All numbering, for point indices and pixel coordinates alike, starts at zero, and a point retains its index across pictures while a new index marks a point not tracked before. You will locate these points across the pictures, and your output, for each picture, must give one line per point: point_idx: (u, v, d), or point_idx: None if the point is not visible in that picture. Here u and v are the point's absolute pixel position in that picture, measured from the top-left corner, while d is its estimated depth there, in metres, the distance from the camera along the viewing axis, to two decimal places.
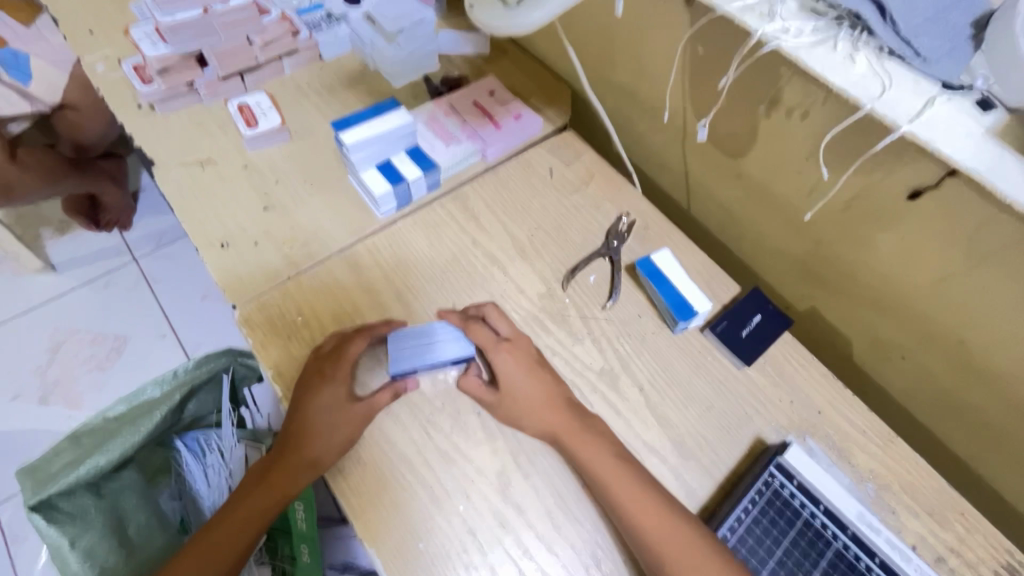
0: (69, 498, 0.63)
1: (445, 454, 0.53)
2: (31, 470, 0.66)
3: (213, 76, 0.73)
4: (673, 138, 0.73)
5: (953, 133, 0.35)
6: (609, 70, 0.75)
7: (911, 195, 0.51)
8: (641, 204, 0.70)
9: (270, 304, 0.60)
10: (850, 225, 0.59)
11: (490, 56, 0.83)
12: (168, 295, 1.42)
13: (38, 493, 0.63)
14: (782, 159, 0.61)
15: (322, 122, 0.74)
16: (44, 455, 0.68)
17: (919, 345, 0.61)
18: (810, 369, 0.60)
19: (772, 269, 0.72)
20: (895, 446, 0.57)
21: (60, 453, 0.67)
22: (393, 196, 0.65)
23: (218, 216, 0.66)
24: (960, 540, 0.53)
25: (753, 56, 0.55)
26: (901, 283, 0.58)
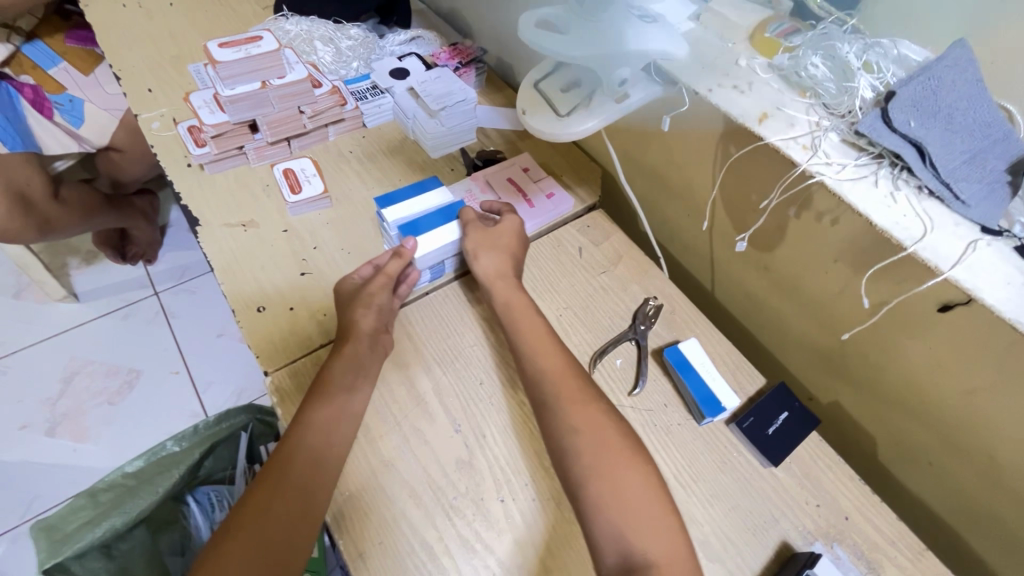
0: (80, 561, 0.62)
1: (468, 543, 0.52)
2: (45, 530, 0.65)
3: (262, 141, 0.76)
4: (701, 225, 0.75)
5: (994, 281, 0.36)
6: (641, 156, 0.78)
7: (942, 308, 0.52)
8: (667, 288, 0.71)
9: (301, 371, 0.61)
10: (879, 330, 0.60)
11: (524, 132, 0.87)
12: (185, 332, 1.43)
13: (52, 556, 0.62)
14: (812, 258, 0.63)
15: (362, 190, 0.77)
16: (59, 514, 0.67)
17: (948, 454, 0.60)
18: (838, 472, 0.59)
19: (796, 359, 0.73)
20: (926, 560, 0.55)
21: (76, 512, 0.67)
22: (427, 270, 0.67)
23: (256, 278, 0.68)
24: None
25: (794, 185, 0.58)
26: (929, 390, 0.58)
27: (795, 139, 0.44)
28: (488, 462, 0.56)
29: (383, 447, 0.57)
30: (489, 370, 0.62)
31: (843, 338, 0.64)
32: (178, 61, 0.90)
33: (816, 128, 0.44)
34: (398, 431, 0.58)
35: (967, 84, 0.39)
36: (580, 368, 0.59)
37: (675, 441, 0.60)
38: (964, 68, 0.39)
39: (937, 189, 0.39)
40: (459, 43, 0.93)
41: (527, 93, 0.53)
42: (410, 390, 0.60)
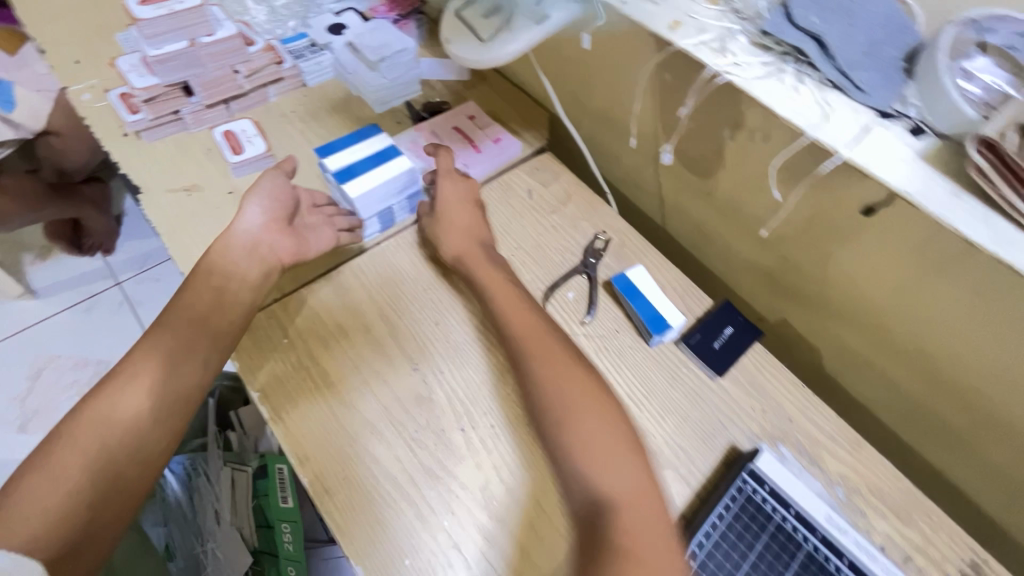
0: None
1: (429, 470, 0.54)
2: None
3: (199, 104, 0.75)
4: (645, 160, 0.76)
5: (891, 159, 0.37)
6: (585, 96, 0.78)
7: (866, 211, 0.54)
8: (616, 223, 0.73)
9: (257, 327, 0.61)
10: (813, 240, 0.62)
11: (469, 82, 0.86)
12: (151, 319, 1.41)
13: None
14: (748, 177, 0.64)
15: (306, 148, 0.76)
16: None
17: (883, 354, 0.63)
18: (781, 378, 0.62)
19: (744, 282, 0.75)
20: (863, 451, 0.59)
21: None
22: (376, 220, 0.66)
23: (205, 241, 0.67)
24: (925, 539, 0.55)
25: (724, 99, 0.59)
26: (863, 295, 0.61)
27: (704, 43, 0.44)
28: (446, 396, 0.58)
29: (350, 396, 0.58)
30: (444, 310, 0.63)
31: (763, 234, 0.68)
32: (105, 31, 0.86)
33: (727, 33, 0.45)
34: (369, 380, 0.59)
35: None
36: (530, 300, 0.60)
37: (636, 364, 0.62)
38: None
39: (837, 79, 0.40)
40: None
41: (450, 23, 0.52)
42: (370, 338, 0.61)
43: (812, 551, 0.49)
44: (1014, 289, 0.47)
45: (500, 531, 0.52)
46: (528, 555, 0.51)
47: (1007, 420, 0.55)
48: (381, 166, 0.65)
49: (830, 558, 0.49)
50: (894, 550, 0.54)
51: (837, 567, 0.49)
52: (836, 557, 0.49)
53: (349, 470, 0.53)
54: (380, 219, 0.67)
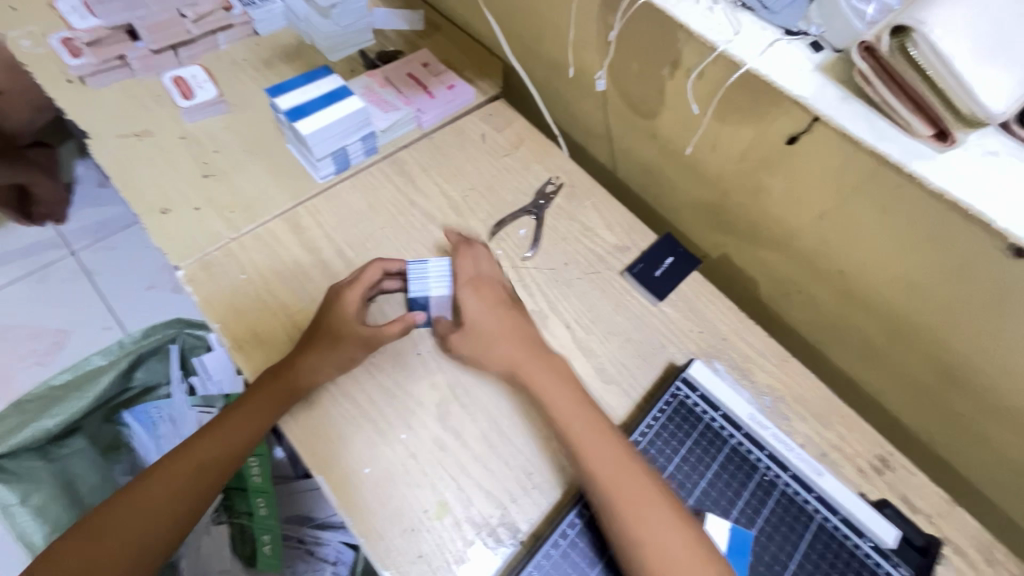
0: (15, 460, 0.71)
1: (388, 390, 0.57)
2: None
3: (145, 50, 0.74)
4: (595, 105, 0.79)
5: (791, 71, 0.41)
6: (536, 43, 0.80)
7: (789, 140, 0.59)
8: (567, 165, 0.76)
9: (215, 265, 0.63)
10: (747, 173, 0.67)
11: (423, 32, 0.87)
12: (111, 288, 1.39)
13: None
14: (689, 115, 0.68)
15: (258, 94, 0.76)
16: None
17: (809, 278, 0.69)
18: (718, 302, 0.67)
19: (687, 220, 0.80)
20: (789, 363, 0.65)
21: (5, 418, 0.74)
22: (331, 161, 0.68)
23: (158, 184, 0.67)
24: (840, 437, 0.61)
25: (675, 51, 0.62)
26: (789, 222, 0.66)
27: None
28: None
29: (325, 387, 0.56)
30: (401, 248, 0.67)
31: (688, 152, 0.71)
32: None
33: None
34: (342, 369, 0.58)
35: None
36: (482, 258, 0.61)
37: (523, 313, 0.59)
38: None
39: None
40: None
41: None
42: (328, 273, 0.64)
43: (737, 445, 0.56)
44: (911, 200, 0.53)
45: (473, 454, 0.55)
46: (499, 476, 0.54)
47: (913, 326, 0.62)
48: (335, 105, 0.66)
49: (751, 450, 0.55)
50: (813, 447, 0.60)
51: (758, 457, 0.55)
52: (756, 449, 0.55)
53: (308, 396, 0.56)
54: (335, 159, 0.68)
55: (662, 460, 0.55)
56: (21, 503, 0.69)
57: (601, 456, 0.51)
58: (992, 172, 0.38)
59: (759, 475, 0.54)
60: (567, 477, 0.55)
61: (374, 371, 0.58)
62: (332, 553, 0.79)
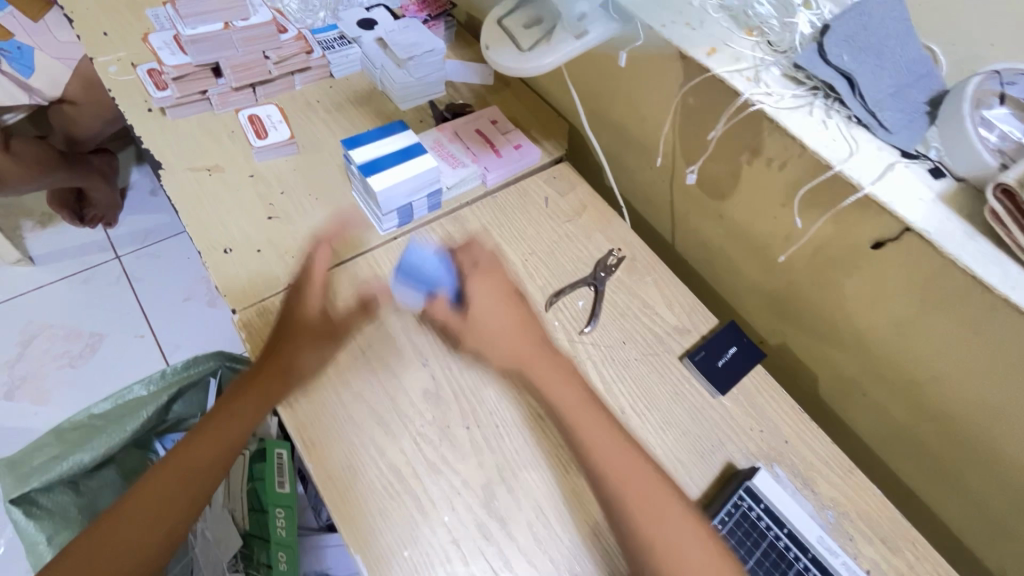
0: (47, 495, 0.68)
1: (434, 466, 0.54)
2: (10, 465, 0.70)
3: (226, 87, 0.75)
4: (661, 178, 0.78)
5: (911, 198, 0.42)
6: (606, 111, 0.79)
7: (876, 244, 0.56)
8: (628, 237, 0.74)
9: (270, 311, 0.62)
10: (821, 270, 0.64)
11: (492, 86, 0.88)
12: (149, 297, 1.40)
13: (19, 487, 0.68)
14: (763, 204, 0.66)
15: (328, 138, 0.77)
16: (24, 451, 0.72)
17: (877, 384, 0.65)
18: (780, 401, 0.64)
19: (747, 304, 0.77)
20: (854, 476, 0.60)
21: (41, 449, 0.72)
22: (396, 215, 0.68)
23: (223, 222, 0.67)
24: (909, 567, 0.56)
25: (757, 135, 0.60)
26: (863, 326, 0.63)
27: (740, 69, 0.47)
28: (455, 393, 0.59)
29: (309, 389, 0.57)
30: None
31: (781, 260, 0.68)
32: (132, 2, 0.86)
33: (762, 62, 0.47)
34: (331, 393, 0.57)
35: (895, 22, 0.43)
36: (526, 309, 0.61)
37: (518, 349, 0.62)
38: (894, 8, 0.44)
39: (863, 116, 0.43)
40: None
41: (490, 28, 0.52)
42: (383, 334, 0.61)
43: (802, 569, 0.53)
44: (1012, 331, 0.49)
45: (517, 547, 0.52)
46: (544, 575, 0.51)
47: (990, 453, 0.57)
48: (416, 162, 0.67)
49: None
50: None
51: None
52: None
53: (348, 464, 0.54)
54: (400, 212, 0.68)
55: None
56: (48, 542, 0.65)
57: (677, 554, 0.47)
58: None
59: None
60: None
61: (420, 442, 0.56)
62: None
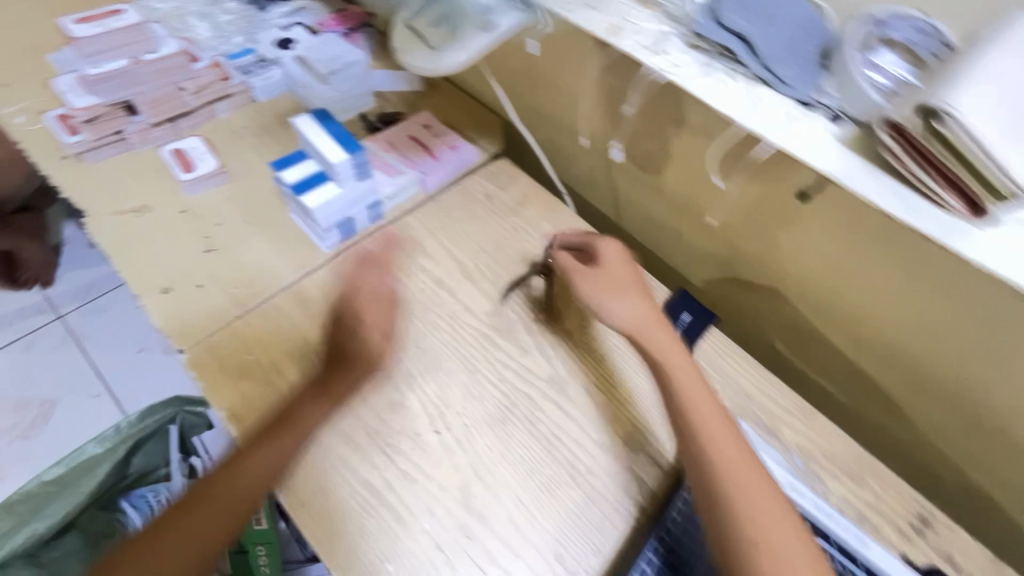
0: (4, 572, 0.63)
1: (408, 475, 0.54)
2: None
3: (144, 123, 0.73)
4: (598, 160, 0.79)
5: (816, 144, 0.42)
6: (535, 101, 0.80)
7: (800, 195, 0.58)
8: (575, 223, 0.75)
9: (251, 394, 0.57)
10: (758, 229, 0.66)
11: (422, 92, 0.87)
12: (100, 354, 1.34)
13: None
14: (697, 173, 0.67)
15: (259, 162, 0.75)
16: None
17: (826, 330, 0.68)
18: (739, 360, 0.66)
19: (698, 270, 0.79)
20: (816, 420, 0.63)
21: None
22: (337, 230, 0.66)
23: (159, 262, 0.65)
24: (877, 498, 0.59)
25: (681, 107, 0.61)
26: (806, 276, 0.65)
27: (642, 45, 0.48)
28: (420, 400, 0.58)
29: (263, 413, 0.56)
30: (413, 318, 0.64)
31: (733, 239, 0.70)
32: (32, 48, 0.82)
33: (662, 34, 0.49)
34: (334, 474, 0.54)
35: None
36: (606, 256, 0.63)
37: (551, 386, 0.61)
38: None
39: (764, 75, 0.45)
40: (345, 8, 0.91)
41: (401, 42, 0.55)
42: (343, 354, 0.61)
43: None
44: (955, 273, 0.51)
45: (506, 538, 0.52)
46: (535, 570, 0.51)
47: (942, 380, 0.60)
48: (345, 145, 0.62)
49: None
50: (850, 509, 0.58)
51: None
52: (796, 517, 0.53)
53: (317, 485, 0.53)
54: (343, 228, 0.67)
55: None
56: None
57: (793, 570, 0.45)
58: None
59: None
60: (602, 560, 0.52)
61: (391, 453, 0.55)
62: None
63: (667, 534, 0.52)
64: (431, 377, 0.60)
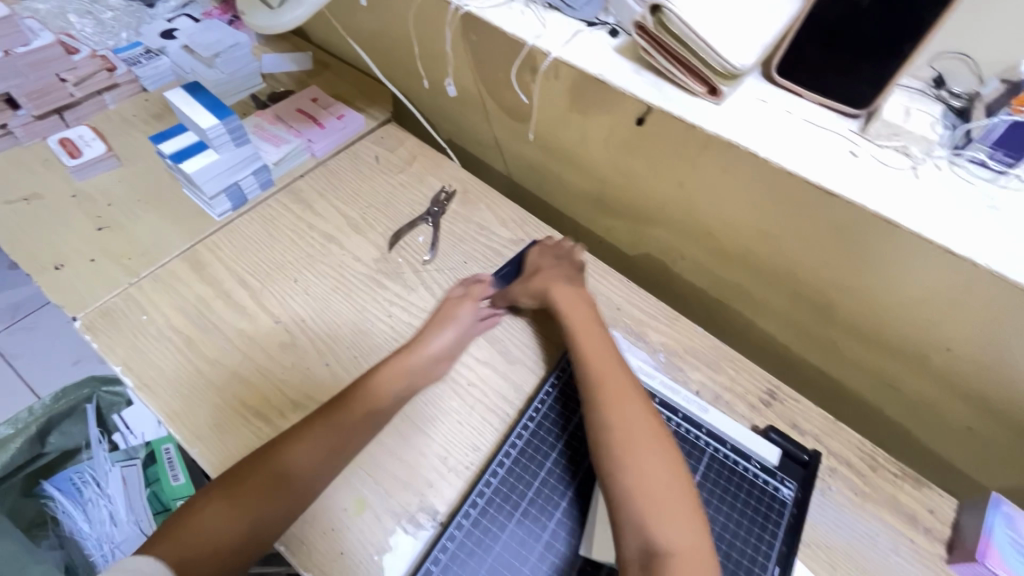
0: None
1: (299, 403, 0.59)
2: None
3: (28, 117, 0.75)
4: (477, 115, 0.84)
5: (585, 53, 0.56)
6: (413, 67, 0.85)
7: (638, 121, 0.64)
8: (458, 174, 0.80)
9: (147, 350, 0.61)
10: (614, 159, 0.73)
11: (312, 71, 0.91)
12: (33, 369, 1.33)
13: None
14: (555, 114, 0.73)
15: (147, 144, 0.78)
16: None
17: (687, 243, 0.75)
18: (609, 278, 0.73)
19: (580, 208, 0.85)
20: (678, 322, 0.70)
21: None
22: (225, 197, 0.71)
23: (51, 242, 0.68)
24: (731, 379, 0.66)
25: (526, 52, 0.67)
26: (659, 197, 0.72)
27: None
28: (311, 340, 0.63)
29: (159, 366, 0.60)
30: (304, 270, 0.69)
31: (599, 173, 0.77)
32: None
33: None
34: (229, 410, 0.58)
35: None
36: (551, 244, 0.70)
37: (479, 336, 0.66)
38: None
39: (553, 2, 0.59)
40: None
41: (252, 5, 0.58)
42: (236, 308, 0.65)
43: None
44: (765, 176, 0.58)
45: (394, 446, 0.58)
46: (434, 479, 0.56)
47: (789, 278, 0.67)
48: (216, 112, 0.66)
49: None
50: (707, 392, 0.65)
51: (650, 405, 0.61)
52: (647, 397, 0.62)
53: (212, 421, 0.57)
54: (231, 192, 0.71)
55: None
56: None
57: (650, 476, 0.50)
58: (960, 210, 0.46)
59: None
60: (480, 454, 0.58)
61: (283, 387, 0.60)
62: None
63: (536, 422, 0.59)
64: (321, 319, 0.65)
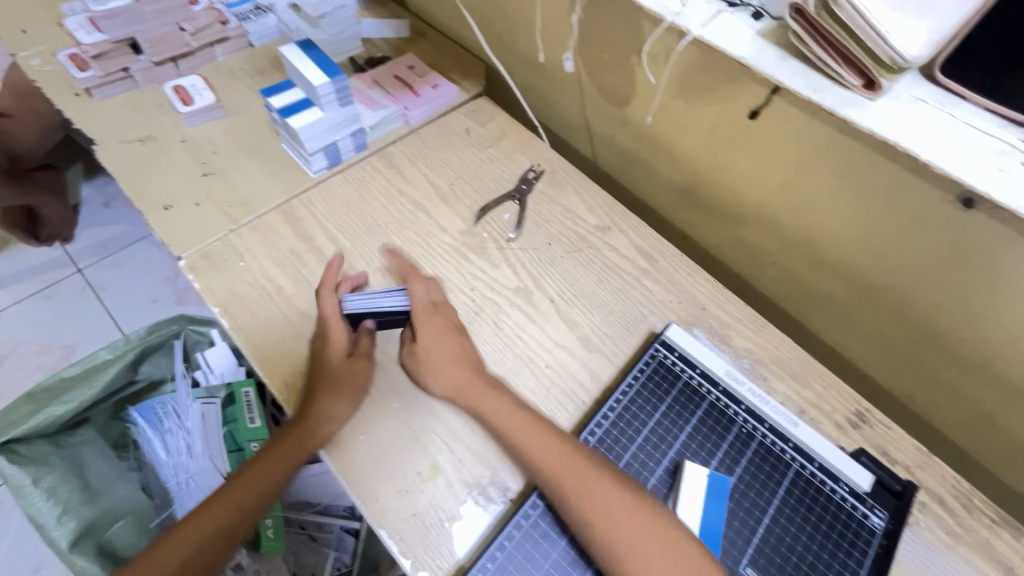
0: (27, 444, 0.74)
1: (381, 364, 0.60)
2: None
3: (147, 62, 0.80)
4: (571, 96, 0.82)
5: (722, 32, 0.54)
6: (512, 42, 0.83)
7: (751, 114, 0.61)
8: (548, 154, 0.79)
9: (242, 296, 0.63)
10: (715, 153, 0.69)
11: (409, 38, 0.92)
12: (116, 303, 1.42)
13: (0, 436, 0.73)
14: (659, 102, 0.71)
15: (251, 98, 0.80)
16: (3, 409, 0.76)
17: (782, 249, 0.71)
18: (697, 276, 0.70)
19: (667, 201, 0.82)
20: (766, 330, 0.67)
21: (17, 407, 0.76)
22: (323, 155, 0.72)
23: (160, 184, 0.71)
24: (818, 396, 0.63)
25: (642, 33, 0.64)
26: (758, 198, 0.69)
27: None
28: None
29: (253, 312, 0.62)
30: (392, 234, 0.70)
31: (694, 167, 0.73)
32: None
33: None
34: None
35: None
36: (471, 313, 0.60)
37: (559, 320, 0.66)
38: None
39: None
40: None
41: None
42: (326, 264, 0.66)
43: (714, 400, 0.61)
44: (890, 187, 0.55)
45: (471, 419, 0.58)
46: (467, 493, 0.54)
47: (896, 298, 0.63)
48: (328, 70, 0.67)
49: (728, 404, 0.60)
50: (791, 406, 0.62)
51: (734, 411, 0.60)
52: (733, 403, 0.60)
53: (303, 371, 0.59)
54: (330, 151, 0.72)
55: (666, 438, 0.58)
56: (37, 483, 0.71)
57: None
58: None
59: (736, 428, 0.59)
60: None
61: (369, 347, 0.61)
62: (334, 539, 0.93)
63: (615, 414, 0.59)
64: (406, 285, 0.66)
